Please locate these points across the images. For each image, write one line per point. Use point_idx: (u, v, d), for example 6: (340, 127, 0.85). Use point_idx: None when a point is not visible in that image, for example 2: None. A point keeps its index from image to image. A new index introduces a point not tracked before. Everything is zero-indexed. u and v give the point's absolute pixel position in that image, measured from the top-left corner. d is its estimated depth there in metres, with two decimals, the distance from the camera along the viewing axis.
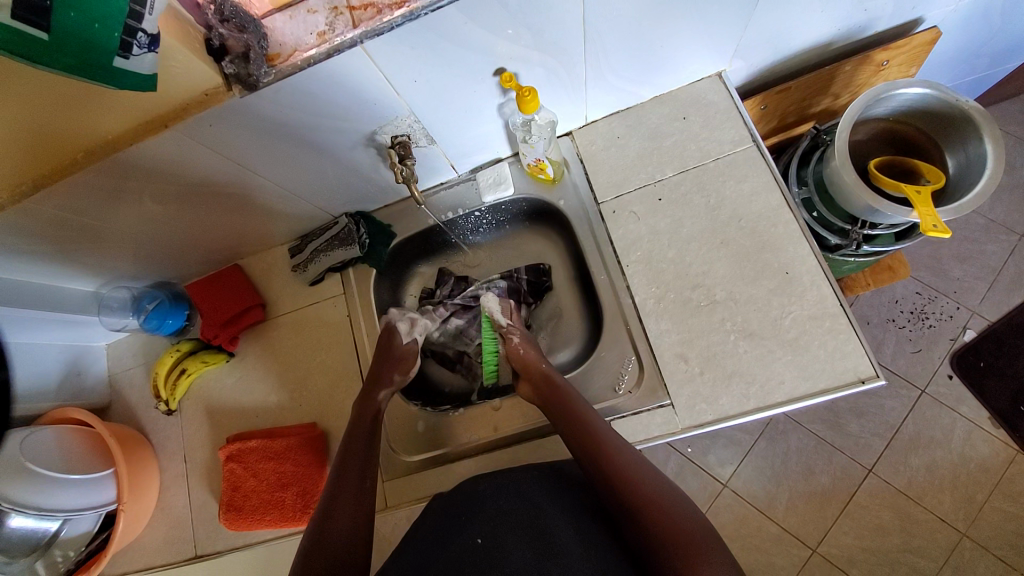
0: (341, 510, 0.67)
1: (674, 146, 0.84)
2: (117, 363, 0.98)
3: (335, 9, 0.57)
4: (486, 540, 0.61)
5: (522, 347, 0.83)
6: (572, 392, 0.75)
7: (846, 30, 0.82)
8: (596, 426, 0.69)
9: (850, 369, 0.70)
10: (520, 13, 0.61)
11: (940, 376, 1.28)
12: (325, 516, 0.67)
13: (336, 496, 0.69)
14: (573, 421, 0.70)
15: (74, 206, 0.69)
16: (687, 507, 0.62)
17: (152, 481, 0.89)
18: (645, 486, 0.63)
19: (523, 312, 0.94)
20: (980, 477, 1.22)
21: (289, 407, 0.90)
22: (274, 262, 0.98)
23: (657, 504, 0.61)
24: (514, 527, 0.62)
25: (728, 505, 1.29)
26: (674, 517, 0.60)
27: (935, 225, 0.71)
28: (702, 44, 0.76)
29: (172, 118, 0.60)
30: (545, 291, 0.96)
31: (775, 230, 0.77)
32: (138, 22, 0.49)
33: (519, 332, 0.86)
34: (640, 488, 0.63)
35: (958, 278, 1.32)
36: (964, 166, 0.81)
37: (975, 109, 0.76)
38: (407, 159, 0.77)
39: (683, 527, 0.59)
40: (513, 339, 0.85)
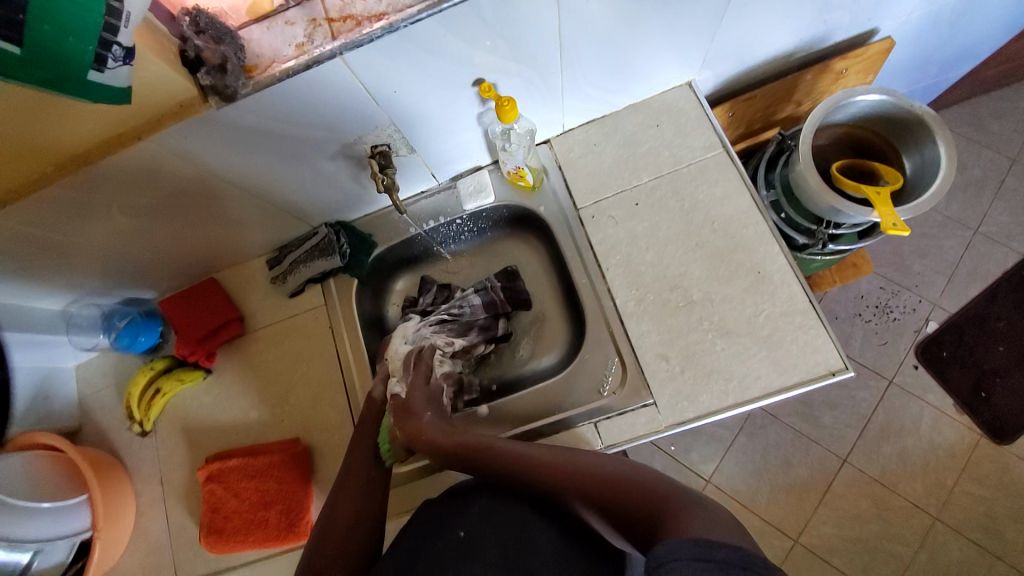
0: (333, 534, 0.67)
1: (649, 152, 0.86)
2: (88, 384, 0.94)
3: (313, 20, 0.58)
4: (468, 533, 0.61)
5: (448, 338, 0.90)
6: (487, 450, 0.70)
7: (806, 41, 0.87)
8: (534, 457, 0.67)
9: (821, 362, 0.73)
10: (497, 26, 0.62)
11: (906, 367, 1.34)
12: (316, 542, 0.66)
13: (329, 522, 0.68)
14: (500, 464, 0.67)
15: (40, 223, 0.67)
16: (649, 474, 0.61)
17: (129, 505, 0.85)
18: (603, 472, 0.62)
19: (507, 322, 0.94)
20: (947, 462, 1.28)
21: (270, 423, 0.89)
22: (252, 275, 0.97)
23: (621, 483, 0.60)
24: (496, 524, 0.62)
25: (712, 501, 1.32)
26: (643, 478, 0.60)
27: (895, 223, 0.75)
28: (674, 54, 0.79)
29: (143, 130, 0.60)
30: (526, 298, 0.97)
31: (746, 231, 0.80)
32: (113, 35, 0.48)
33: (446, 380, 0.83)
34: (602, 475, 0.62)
35: (918, 272, 1.39)
36: (920, 166, 0.86)
37: (927, 113, 0.81)
38: (388, 168, 0.76)
39: (656, 489, 0.58)
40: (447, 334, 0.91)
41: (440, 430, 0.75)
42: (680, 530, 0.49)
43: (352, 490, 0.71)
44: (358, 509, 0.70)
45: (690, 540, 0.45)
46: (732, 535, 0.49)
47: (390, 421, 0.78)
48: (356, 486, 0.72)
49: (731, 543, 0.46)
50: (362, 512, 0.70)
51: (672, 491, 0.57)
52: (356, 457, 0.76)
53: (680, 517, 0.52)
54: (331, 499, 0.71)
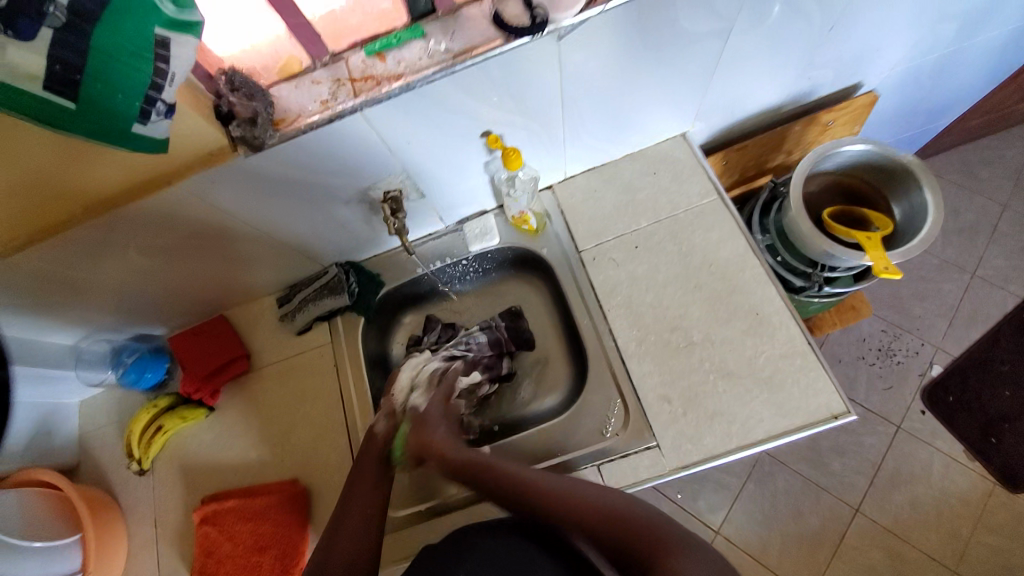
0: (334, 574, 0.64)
1: (648, 198, 0.90)
2: (90, 421, 0.94)
3: (338, 80, 0.63)
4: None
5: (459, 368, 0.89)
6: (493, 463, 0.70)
7: (791, 96, 0.93)
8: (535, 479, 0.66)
9: (823, 405, 0.74)
10: (504, 84, 0.67)
11: (912, 412, 1.33)
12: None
13: (328, 560, 0.66)
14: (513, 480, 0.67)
15: (62, 260, 0.70)
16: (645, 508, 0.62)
17: (120, 548, 0.84)
18: (603, 502, 0.62)
19: (508, 362, 0.95)
20: (962, 512, 1.24)
21: (270, 463, 0.88)
22: (261, 313, 0.99)
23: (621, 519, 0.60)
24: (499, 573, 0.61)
25: (721, 553, 1.27)
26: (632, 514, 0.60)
27: (886, 267, 0.77)
28: (669, 108, 0.84)
29: (172, 176, 0.64)
30: (527, 342, 0.98)
31: (743, 274, 0.83)
32: (158, 92, 0.51)
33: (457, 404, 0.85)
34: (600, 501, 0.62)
35: (918, 315, 1.40)
36: (909, 213, 0.89)
37: (911, 163, 0.85)
38: (399, 212, 0.80)
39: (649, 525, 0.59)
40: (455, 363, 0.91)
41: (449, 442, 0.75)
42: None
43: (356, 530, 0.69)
44: (359, 543, 0.67)
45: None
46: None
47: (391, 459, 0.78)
48: (358, 523, 0.69)
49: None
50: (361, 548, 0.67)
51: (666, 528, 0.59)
52: (364, 492, 0.73)
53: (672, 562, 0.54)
54: (330, 536, 0.69)
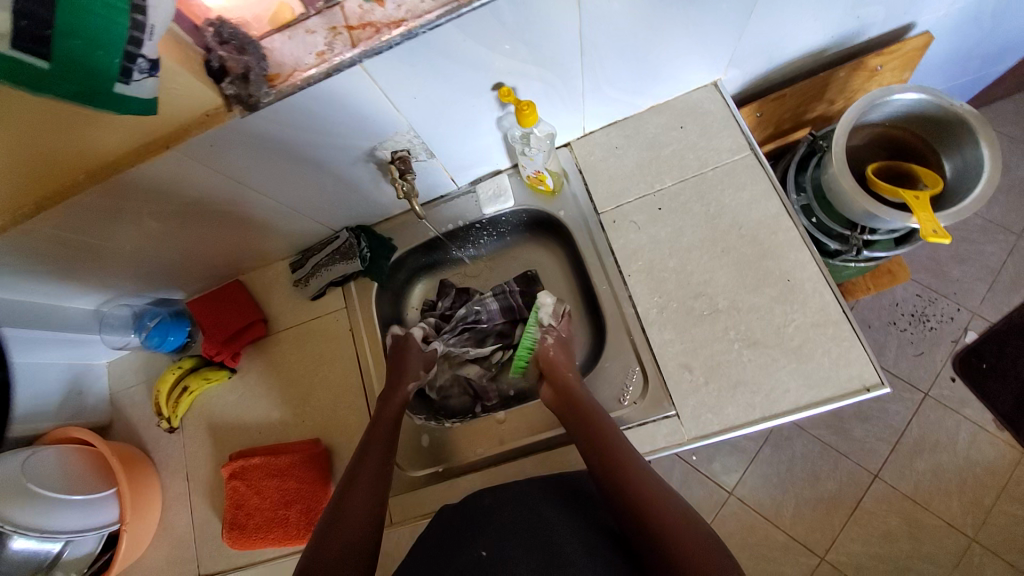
0: (348, 526, 0.67)
1: (673, 155, 0.84)
2: (118, 382, 0.98)
3: (333, 28, 0.57)
4: (491, 553, 0.61)
5: (554, 351, 0.84)
6: (606, 426, 0.71)
7: (839, 38, 0.83)
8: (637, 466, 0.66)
9: (855, 376, 0.70)
10: (517, 30, 0.61)
11: (943, 379, 1.28)
12: (331, 527, 0.67)
13: (342, 512, 0.69)
14: (613, 459, 0.67)
15: (72, 226, 0.69)
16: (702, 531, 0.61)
17: (155, 500, 0.88)
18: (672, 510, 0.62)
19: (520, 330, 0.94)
20: (987, 480, 1.21)
21: (291, 423, 0.90)
22: (276, 277, 0.98)
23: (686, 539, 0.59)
24: (520, 539, 0.62)
25: (734, 514, 1.28)
26: (696, 535, 0.60)
27: (935, 230, 0.70)
28: (698, 55, 0.77)
29: (171, 139, 0.61)
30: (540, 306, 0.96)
31: (775, 237, 0.77)
32: (138, 47, 0.47)
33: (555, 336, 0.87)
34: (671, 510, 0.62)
35: (958, 279, 1.32)
36: (961, 170, 0.81)
37: (970, 113, 0.77)
38: (407, 174, 0.77)
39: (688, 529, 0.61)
40: (548, 340, 0.86)
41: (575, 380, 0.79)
42: None
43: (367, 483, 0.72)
44: (371, 493, 0.71)
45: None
46: None
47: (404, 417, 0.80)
48: (369, 478, 0.72)
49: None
50: (372, 501, 0.70)
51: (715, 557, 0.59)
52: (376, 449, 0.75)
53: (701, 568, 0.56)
54: (345, 487, 0.72)
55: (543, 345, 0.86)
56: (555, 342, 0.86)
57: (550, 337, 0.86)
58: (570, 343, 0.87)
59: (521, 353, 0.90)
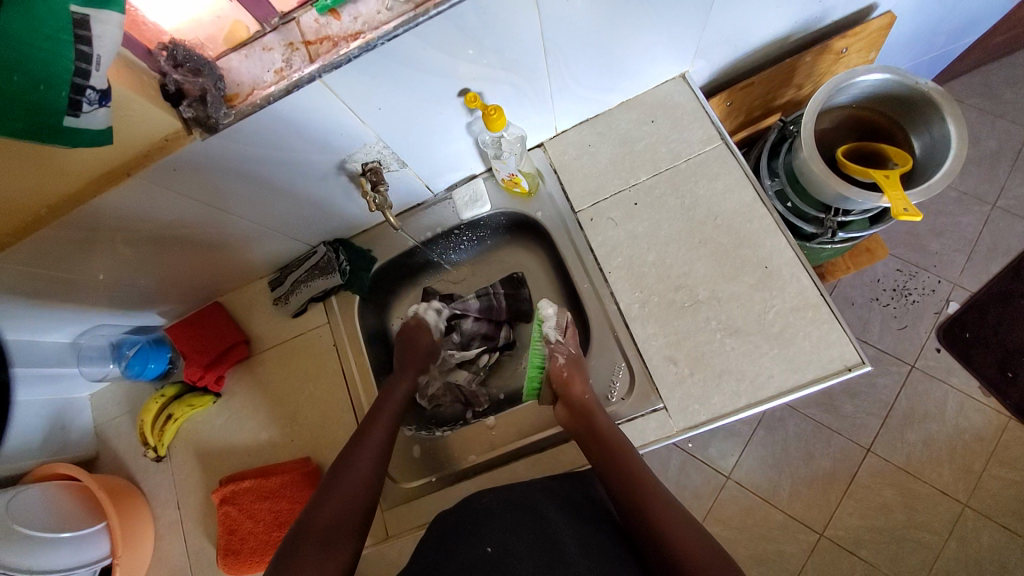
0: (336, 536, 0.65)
1: (646, 149, 0.84)
2: (102, 413, 0.96)
3: (290, 45, 0.57)
4: (495, 549, 0.61)
5: (566, 370, 0.80)
6: (622, 444, 0.72)
7: (801, 23, 0.84)
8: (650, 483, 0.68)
9: (836, 357, 0.71)
10: (479, 35, 0.61)
11: (928, 350, 1.30)
12: (315, 533, 0.64)
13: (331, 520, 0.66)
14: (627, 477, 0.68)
15: (40, 261, 0.67)
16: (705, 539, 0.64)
17: (147, 532, 0.87)
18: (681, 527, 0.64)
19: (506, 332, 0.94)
20: (976, 446, 1.24)
21: (281, 443, 0.89)
22: (255, 296, 0.97)
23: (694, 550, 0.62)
24: (521, 537, 0.62)
25: (733, 497, 1.29)
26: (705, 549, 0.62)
27: (906, 208, 0.71)
28: (663, 48, 0.77)
29: (132, 165, 0.60)
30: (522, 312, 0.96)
31: (751, 225, 0.78)
32: (85, 79, 0.47)
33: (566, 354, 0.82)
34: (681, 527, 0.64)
35: (936, 252, 1.34)
36: (929, 147, 0.82)
37: (933, 90, 0.78)
38: (380, 185, 0.76)
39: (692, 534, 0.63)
40: (559, 359, 0.81)
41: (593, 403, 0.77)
42: None
43: (352, 489, 0.69)
44: (354, 498, 0.69)
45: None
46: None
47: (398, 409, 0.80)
48: (355, 484, 0.70)
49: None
50: (354, 501, 0.68)
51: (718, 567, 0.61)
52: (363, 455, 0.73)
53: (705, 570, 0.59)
54: (331, 476, 0.71)
55: (553, 363, 0.81)
56: (566, 360, 0.81)
57: (561, 355, 0.82)
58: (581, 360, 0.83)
59: (532, 374, 0.86)
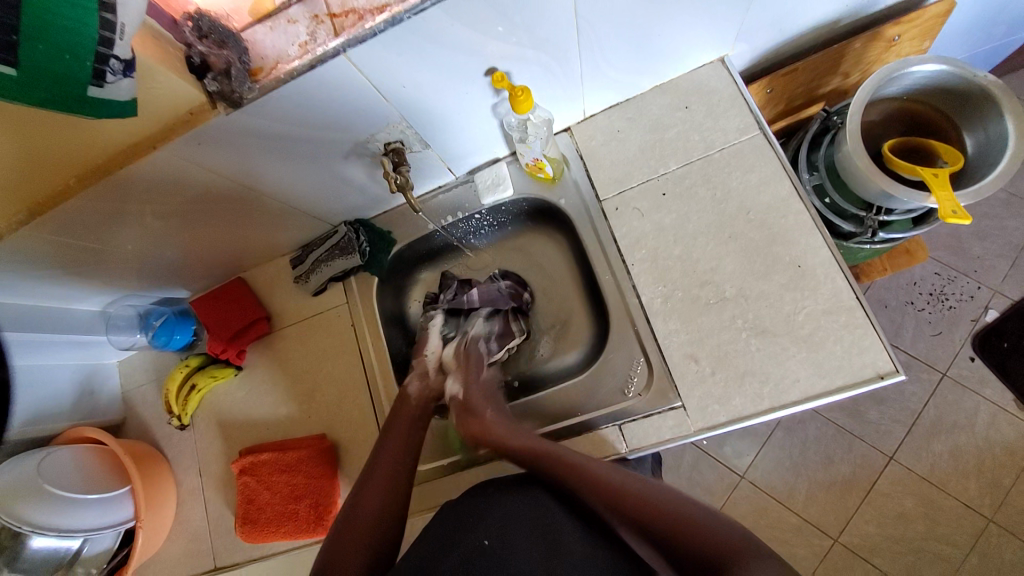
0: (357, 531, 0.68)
1: (677, 137, 0.81)
2: (129, 380, 0.99)
3: (315, 17, 0.55)
4: (493, 542, 0.60)
5: (472, 423, 0.79)
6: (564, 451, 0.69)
7: (855, 6, 0.78)
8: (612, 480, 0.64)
9: (868, 364, 0.67)
10: (510, 12, 0.58)
11: (962, 358, 1.24)
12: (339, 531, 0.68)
13: (352, 513, 0.70)
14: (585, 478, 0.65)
15: (71, 231, 0.69)
16: (706, 512, 0.62)
17: (169, 496, 0.90)
18: (667, 506, 0.62)
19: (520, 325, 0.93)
20: (1007, 461, 1.18)
21: (297, 419, 0.90)
22: (278, 273, 0.98)
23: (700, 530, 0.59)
24: (521, 531, 0.62)
25: (746, 496, 1.27)
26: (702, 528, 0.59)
27: (954, 211, 0.67)
28: (701, 30, 0.73)
29: (158, 139, 0.60)
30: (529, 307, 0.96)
31: (785, 221, 0.74)
32: (110, 48, 0.47)
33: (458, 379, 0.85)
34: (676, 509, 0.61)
35: (979, 256, 1.27)
36: (984, 146, 0.77)
37: (994, 83, 0.72)
38: (401, 166, 0.76)
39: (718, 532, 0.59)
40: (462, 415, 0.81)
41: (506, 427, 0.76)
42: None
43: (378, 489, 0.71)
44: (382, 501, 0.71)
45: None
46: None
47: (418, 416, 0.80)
48: (378, 488, 0.72)
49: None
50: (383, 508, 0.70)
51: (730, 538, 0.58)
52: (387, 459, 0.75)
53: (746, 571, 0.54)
54: (358, 486, 0.73)
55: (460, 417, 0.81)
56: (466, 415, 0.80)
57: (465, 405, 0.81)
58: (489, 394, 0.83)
59: None
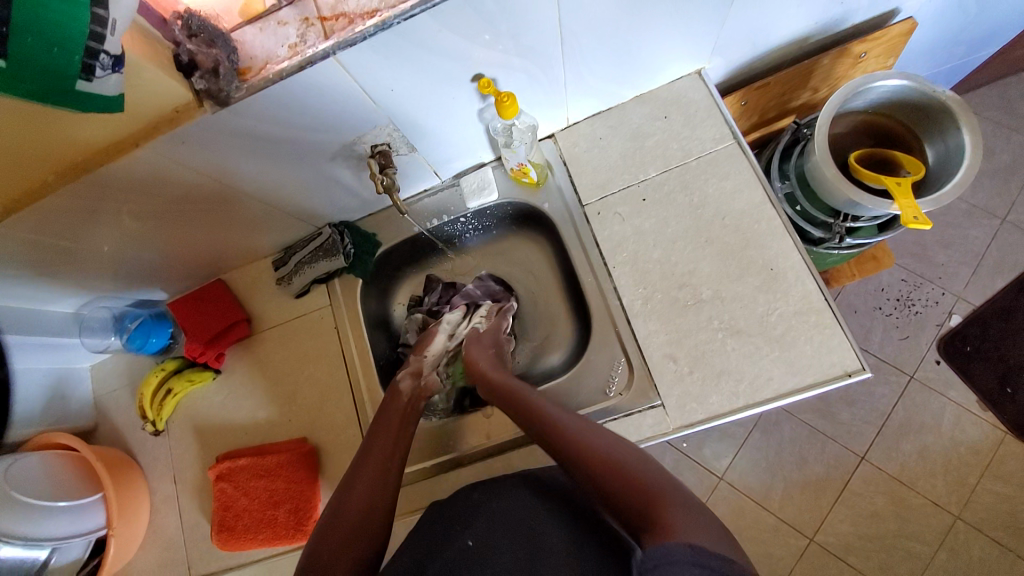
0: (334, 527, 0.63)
1: (656, 146, 0.84)
2: (101, 385, 0.96)
3: (306, 20, 0.56)
4: (477, 541, 0.60)
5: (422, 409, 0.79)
6: (525, 389, 0.74)
7: (822, 25, 0.83)
8: (571, 445, 0.63)
9: (837, 362, 0.70)
10: (496, 20, 0.60)
11: (927, 361, 1.30)
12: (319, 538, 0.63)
13: (334, 515, 0.65)
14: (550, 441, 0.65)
15: (47, 229, 0.68)
16: (661, 470, 0.59)
17: (142, 504, 0.87)
18: (604, 449, 0.61)
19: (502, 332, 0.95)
20: (970, 459, 1.24)
21: (277, 422, 0.89)
22: (258, 276, 0.97)
23: (645, 483, 0.56)
24: (506, 526, 0.61)
25: (725, 498, 1.30)
26: (642, 473, 0.57)
27: (916, 216, 0.71)
28: (680, 43, 0.76)
29: (142, 137, 0.60)
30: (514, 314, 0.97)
31: (758, 226, 0.78)
32: (99, 43, 0.47)
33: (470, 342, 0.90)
34: (615, 458, 0.60)
35: (941, 263, 1.34)
36: (943, 156, 0.81)
37: (951, 99, 0.77)
38: (388, 168, 0.76)
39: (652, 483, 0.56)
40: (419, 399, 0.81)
41: (490, 363, 0.81)
42: (670, 535, 0.49)
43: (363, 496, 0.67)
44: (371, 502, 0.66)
45: (689, 546, 0.47)
46: (720, 543, 0.48)
47: (409, 412, 0.78)
48: (370, 474, 0.69)
49: (727, 556, 0.47)
50: (370, 498, 0.66)
51: (671, 487, 0.56)
52: (374, 458, 0.71)
53: (665, 515, 0.52)
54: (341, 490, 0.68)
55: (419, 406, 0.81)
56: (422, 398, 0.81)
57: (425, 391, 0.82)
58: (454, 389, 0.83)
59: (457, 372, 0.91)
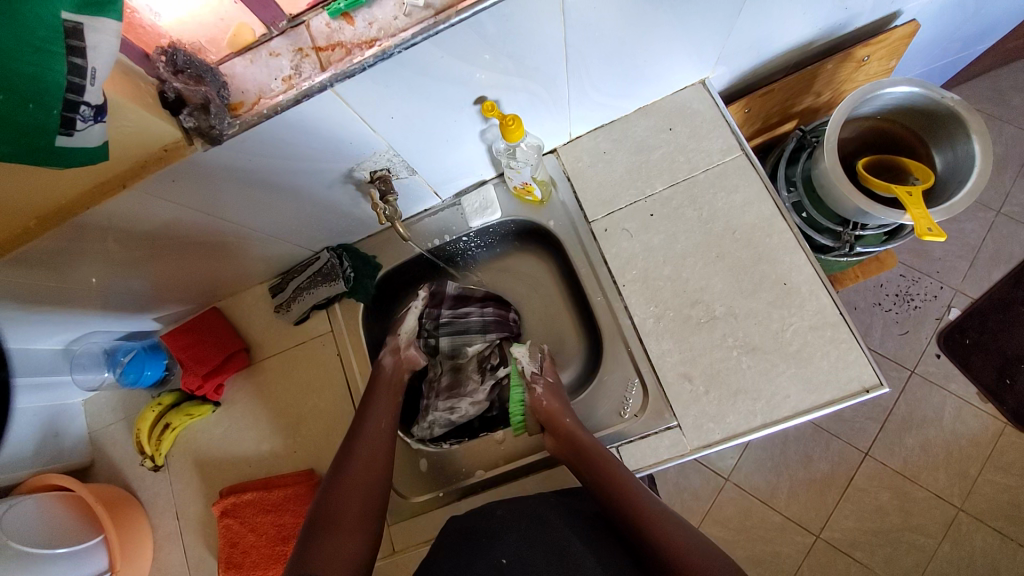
0: (352, 491, 0.69)
1: (663, 158, 0.81)
2: (96, 419, 0.93)
3: (300, 50, 0.54)
4: (510, 560, 0.64)
5: (546, 399, 0.80)
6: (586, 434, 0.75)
7: (826, 29, 0.81)
8: (622, 481, 0.69)
9: (854, 378, 0.69)
10: (499, 43, 0.57)
11: (928, 355, 1.30)
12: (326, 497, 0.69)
13: (338, 478, 0.71)
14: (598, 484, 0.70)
15: (31, 269, 0.64)
16: (679, 520, 0.68)
17: (145, 542, 0.85)
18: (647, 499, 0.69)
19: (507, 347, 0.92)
20: (972, 452, 1.25)
21: (282, 454, 0.87)
22: (255, 302, 0.94)
23: (670, 535, 0.65)
24: (534, 546, 0.65)
25: (731, 499, 1.30)
26: (676, 536, 0.65)
27: (930, 228, 0.69)
28: (686, 53, 0.73)
29: (128, 177, 0.57)
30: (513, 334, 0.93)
31: (769, 240, 0.76)
32: (79, 95, 0.44)
33: (544, 382, 0.83)
34: (655, 515, 0.67)
35: (940, 258, 1.34)
36: (952, 163, 0.80)
37: (959, 105, 0.75)
38: (389, 195, 0.74)
39: (689, 542, 0.64)
40: (537, 390, 0.81)
41: (548, 395, 0.80)
42: None
43: (359, 482, 0.70)
44: (371, 476, 0.72)
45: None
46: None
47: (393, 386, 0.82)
48: (375, 447, 0.74)
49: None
50: (372, 472, 0.72)
51: (690, 541, 0.65)
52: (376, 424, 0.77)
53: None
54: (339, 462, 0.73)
55: (534, 394, 0.81)
56: (544, 389, 0.81)
57: (538, 385, 0.82)
58: (559, 386, 0.84)
59: (514, 409, 0.84)
